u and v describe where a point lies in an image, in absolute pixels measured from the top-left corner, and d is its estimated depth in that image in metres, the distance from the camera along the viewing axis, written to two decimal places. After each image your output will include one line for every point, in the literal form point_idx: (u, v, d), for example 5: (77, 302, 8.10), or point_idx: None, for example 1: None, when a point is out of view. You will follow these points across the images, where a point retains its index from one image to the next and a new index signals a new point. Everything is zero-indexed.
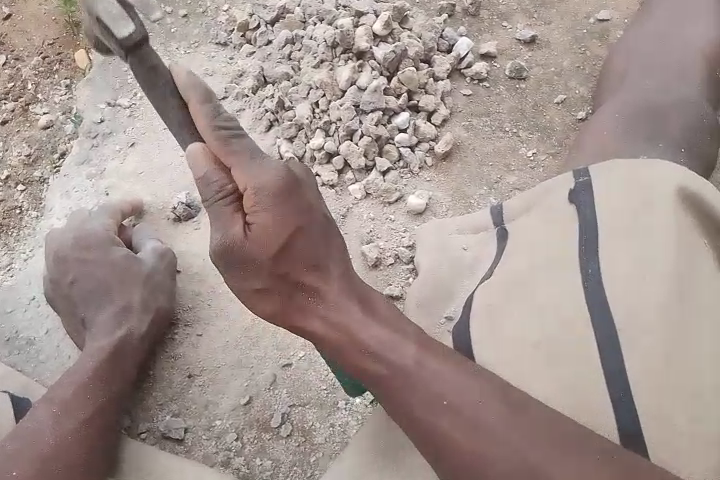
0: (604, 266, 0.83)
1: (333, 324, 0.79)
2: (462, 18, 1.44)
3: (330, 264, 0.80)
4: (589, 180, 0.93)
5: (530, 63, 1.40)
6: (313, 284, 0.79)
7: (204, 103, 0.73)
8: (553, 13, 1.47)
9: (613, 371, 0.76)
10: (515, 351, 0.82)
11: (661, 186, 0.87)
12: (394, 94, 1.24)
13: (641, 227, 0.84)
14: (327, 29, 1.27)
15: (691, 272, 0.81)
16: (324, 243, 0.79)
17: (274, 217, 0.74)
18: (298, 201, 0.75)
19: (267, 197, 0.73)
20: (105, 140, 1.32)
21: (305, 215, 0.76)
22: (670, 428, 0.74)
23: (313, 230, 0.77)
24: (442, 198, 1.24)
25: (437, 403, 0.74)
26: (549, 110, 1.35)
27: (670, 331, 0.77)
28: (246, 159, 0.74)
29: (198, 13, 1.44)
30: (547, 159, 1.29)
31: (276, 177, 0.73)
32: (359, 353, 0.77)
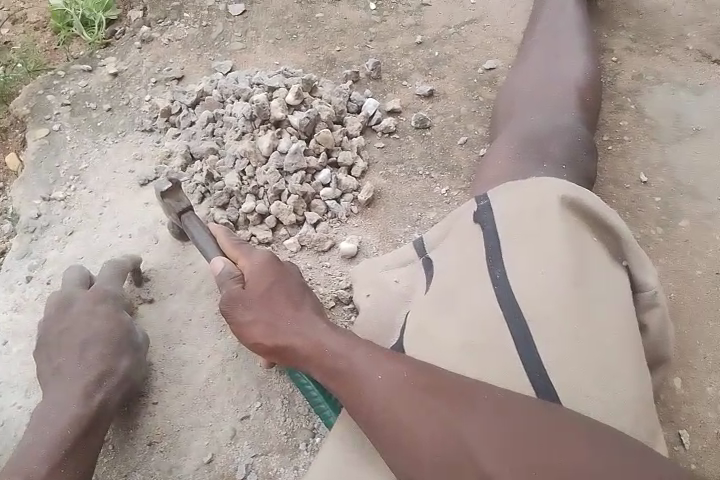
0: (508, 270, 0.96)
1: (303, 338, 1.00)
2: (366, 82, 1.62)
3: (305, 305, 1.06)
4: (488, 201, 1.06)
5: (432, 114, 1.57)
6: (290, 314, 1.03)
7: (229, 235, 1.16)
8: (446, 69, 1.67)
9: (529, 357, 0.88)
10: (448, 357, 0.93)
11: (545, 197, 1.01)
12: (314, 154, 1.36)
13: (534, 234, 0.98)
14: (245, 104, 1.39)
15: (582, 265, 0.95)
16: (301, 292, 1.08)
17: (257, 274, 1.07)
18: (278, 265, 1.09)
19: (258, 264, 1.08)
20: (43, 232, 1.37)
21: (286, 272, 1.09)
22: (585, 397, 0.85)
23: (291, 282, 1.08)
24: (371, 240, 1.34)
25: (380, 382, 0.90)
26: (455, 152, 1.50)
27: (570, 316, 0.89)
28: (247, 249, 1.13)
29: (122, 105, 1.55)
30: (460, 194, 1.43)
31: (262, 255, 1.11)
32: (321, 355, 0.97)
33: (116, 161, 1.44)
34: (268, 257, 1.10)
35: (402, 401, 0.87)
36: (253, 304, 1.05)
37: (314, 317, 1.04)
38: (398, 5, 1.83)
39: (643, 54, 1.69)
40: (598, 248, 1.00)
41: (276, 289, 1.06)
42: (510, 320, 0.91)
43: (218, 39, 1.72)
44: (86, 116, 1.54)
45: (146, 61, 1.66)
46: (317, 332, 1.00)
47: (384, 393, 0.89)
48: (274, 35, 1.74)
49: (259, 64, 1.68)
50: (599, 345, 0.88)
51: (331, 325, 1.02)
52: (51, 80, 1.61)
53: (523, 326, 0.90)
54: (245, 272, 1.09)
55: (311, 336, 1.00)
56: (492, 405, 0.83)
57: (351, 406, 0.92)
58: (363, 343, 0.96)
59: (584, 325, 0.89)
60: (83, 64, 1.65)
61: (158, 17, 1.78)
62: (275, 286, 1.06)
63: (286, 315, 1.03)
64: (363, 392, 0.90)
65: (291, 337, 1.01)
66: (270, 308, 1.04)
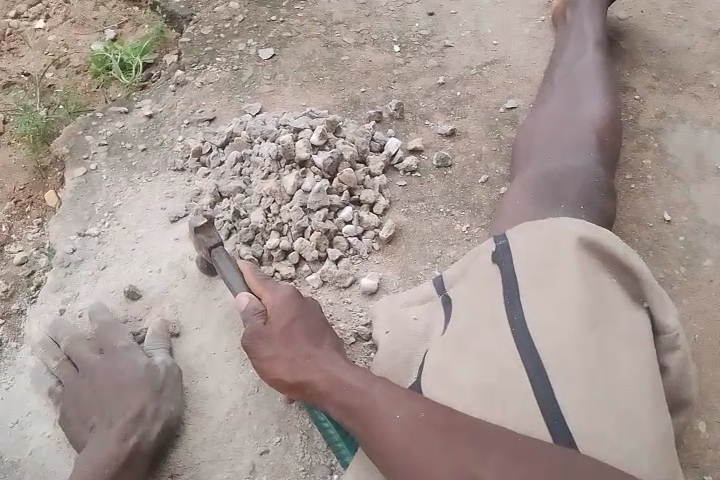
0: (525, 311, 0.98)
1: (323, 376, 1.03)
2: (390, 122, 1.67)
3: (326, 343, 1.09)
4: (507, 241, 1.09)
5: (453, 152, 1.60)
6: (312, 351, 1.07)
7: (255, 271, 1.19)
8: (467, 109, 1.71)
9: (545, 400, 0.88)
10: (464, 395, 0.94)
11: (563, 239, 1.02)
12: (337, 192, 1.40)
13: (550, 276, 1.00)
14: (271, 145, 1.44)
15: (599, 306, 0.96)
16: (321, 330, 1.11)
17: (281, 310, 1.11)
18: (303, 302, 1.13)
19: (283, 301, 1.12)
20: (77, 267, 1.42)
21: (307, 310, 1.12)
22: (602, 442, 0.85)
23: (312, 320, 1.12)
24: (391, 276, 1.37)
25: (398, 422, 0.92)
26: (476, 190, 1.52)
27: (586, 358, 0.90)
28: (272, 283, 1.16)
29: (156, 146, 1.61)
30: (480, 231, 1.45)
31: (286, 291, 1.14)
32: (340, 394, 0.99)
33: (148, 199, 1.50)
34: (291, 294, 1.13)
35: (419, 441, 0.89)
36: (275, 339, 1.08)
37: (334, 355, 1.06)
38: (421, 47, 1.89)
39: (666, 93, 1.70)
40: (615, 288, 1.01)
41: (297, 325, 1.10)
42: (528, 361, 0.92)
43: (248, 82, 1.80)
44: (121, 156, 1.60)
45: (180, 103, 1.74)
46: (336, 368, 1.03)
47: (401, 432, 0.91)
48: (301, 78, 1.82)
49: (287, 105, 1.75)
50: (615, 386, 0.89)
51: (350, 364, 1.04)
52: (90, 121, 1.69)
53: (540, 368, 0.91)
54: (269, 309, 1.12)
55: (331, 372, 1.03)
56: (508, 444, 0.84)
57: (368, 443, 0.94)
58: (380, 380, 0.99)
59: (600, 368, 0.90)
60: (120, 106, 1.73)
61: (191, 62, 1.87)
62: (295, 324, 1.10)
63: (306, 352, 1.06)
64: (380, 431, 0.93)
65: (310, 375, 1.03)
66: (291, 345, 1.07)
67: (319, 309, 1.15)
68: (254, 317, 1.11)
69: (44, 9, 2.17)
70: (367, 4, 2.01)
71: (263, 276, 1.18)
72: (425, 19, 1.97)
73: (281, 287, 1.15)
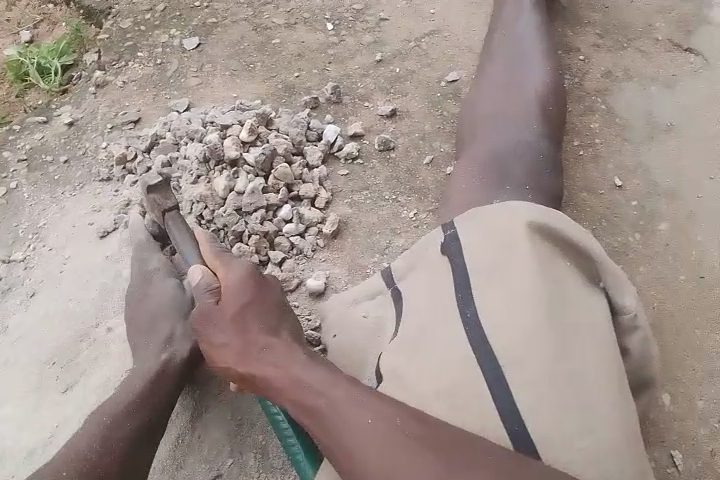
0: (478, 307, 0.92)
1: (279, 372, 0.94)
2: (327, 107, 1.58)
3: (283, 332, 1.00)
4: (455, 232, 1.04)
5: (396, 134, 1.52)
6: (268, 344, 0.98)
7: (212, 242, 1.10)
8: (408, 86, 1.64)
9: (506, 405, 0.83)
10: (425, 399, 0.89)
11: (514, 225, 0.97)
12: (274, 190, 1.32)
13: (504, 263, 0.94)
14: (197, 146, 1.34)
15: (557, 294, 0.91)
16: (279, 315, 1.03)
17: (234, 293, 1.01)
18: (260, 284, 1.04)
19: (237, 281, 1.02)
20: (5, 296, 1.32)
21: (264, 294, 1.04)
22: (567, 444, 0.81)
23: (268, 305, 1.03)
24: (339, 274, 1.30)
25: (370, 430, 0.83)
26: (421, 172, 1.45)
27: (548, 352, 0.85)
28: (228, 260, 1.06)
29: (79, 155, 1.50)
30: (428, 216, 1.39)
31: (241, 271, 1.05)
32: (299, 393, 0.90)
33: (74, 215, 1.39)
34: (247, 275, 1.04)
35: (393, 454, 0.81)
36: (226, 327, 0.99)
37: (292, 347, 0.98)
38: (356, 23, 1.80)
39: (611, 50, 1.64)
40: (570, 274, 0.96)
41: (251, 311, 1.01)
42: (482, 356, 0.87)
43: (174, 77, 1.69)
44: (43, 171, 1.49)
45: (102, 107, 1.62)
46: (295, 366, 0.94)
47: (371, 441, 0.82)
48: (231, 67, 1.71)
49: (218, 99, 1.64)
50: (577, 378, 0.85)
51: (310, 357, 0.96)
52: (7, 136, 1.58)
53: (495, 367, 0.86)
54: (221, 288, 1.03)
55: (288, 369, 0.93)
56: (491, 458, 0.78)
57: (331, 450, 0.85)
58: (346, 382, 0.90)
59: (562, 361, 0.85)
60: (39, 116, 1.61)
61: (111, 60, 1.75)
62: (249, 310, 1.01)
63: (261, 344, 0.97)
64: (343, 436, 0.84)
65: (265, 369, 0.95)
66: (243, 335, 0.98)
67: (278, 294, 1.06)
68: (205, 295, 1.02)
69: None
70: None
71: (220, 252, 1.09)
72: None
73: (236, 265, 1.06)
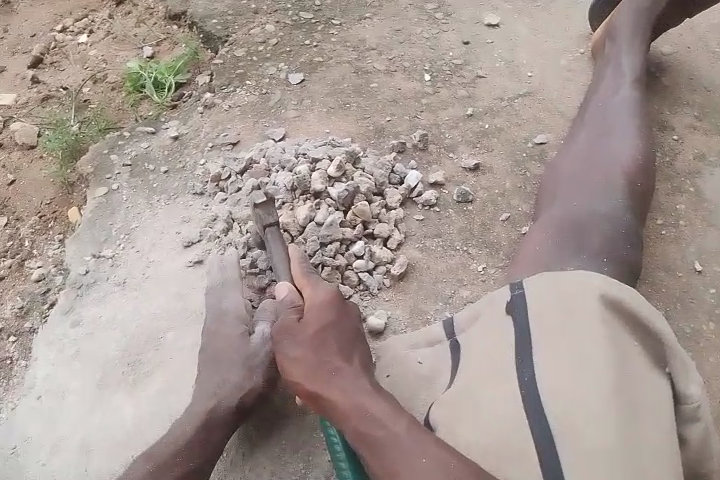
0: (539, 362, 0.93)
1: (344, 395, 0.97)
2: (413, 152, 1.63)
3: (355, 359, 1.03)
4: (523, 292, 1.04)
5: (476, 188, 1.55)
6: (338, 365, 1.01)
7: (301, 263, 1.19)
8: (494, 142, 1.67)
9: (552, 463, 0.83)
10: (478, 435, 0.90)
11: (586, 292, 0.99)
12: (350, 225, 1.38)
13: (572, 326, 0.95)
14: (287, 175, 1.43)
15: (623, 367, 0.91)
16: (354, 343, 1.06)
17: (318, 314, 1.08)
18: (342, 307, 1.10)
19: (321, 303, 1.09)
20: (88, 290, 1.42)
21: (344, 321, 1.08)
22: None
23: (348, 331, 1.07)
24: (401, 315, 1.33)
25: (422, 468, 0.85)
26: (495, 227, 1.47)
27: (607, 422, 0.84)
28: (316, 285, 1.14)
29: (178, 169, 1.62)
30: (496, 271, 1.40)
31: (324, 297, 1.11)
32: (361, 419, 0.93)
33: (164, 223, 1.50)
34: (329, 300, 1.10)
35: None
36: (300, 344, 1.05)
37: (360, 374, 1.01)
38: (452, 76, 1.86)
39: (708, 133, 1.61)
40: (629, 346, 0.95)
41: (330, 332, 1.06)
42: (534, 418, 0.87)
43: (275, 106, 1.80)
44: (143, 178, 1.60)
45: (205, 126, 1.74)
46: (363, 393, 0.97)
47: None
48: (328, 103, 1.81)
49: (311, 132, 1.74)
50: (634, 453, 0.83)
51: (374, 387, 0.99)
52: (118, 140, 1.71)
53: (547, 425, 0.86)
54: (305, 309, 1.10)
55: (353, 395, 0.96)
56: None
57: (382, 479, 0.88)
58: (405, 416, 0.92)
59: (620, 433, 0.84)
60: (147, 127, 1.75)
61: (222, 84, 1.88)
62: (329, 330, 1.06)
63: (333, 366, 1.01)
64: (395, 465, 0.87)
65: (331, 390, 0.98)
66: (319, 356, 1.02)
67: (355, 322, 1.10)
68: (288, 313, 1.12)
69: (89, 25, 2.21)
70: (401, 31, 2.00)
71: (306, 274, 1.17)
72: (459, 47, 1.95)
73: (323, 289, 1.13)
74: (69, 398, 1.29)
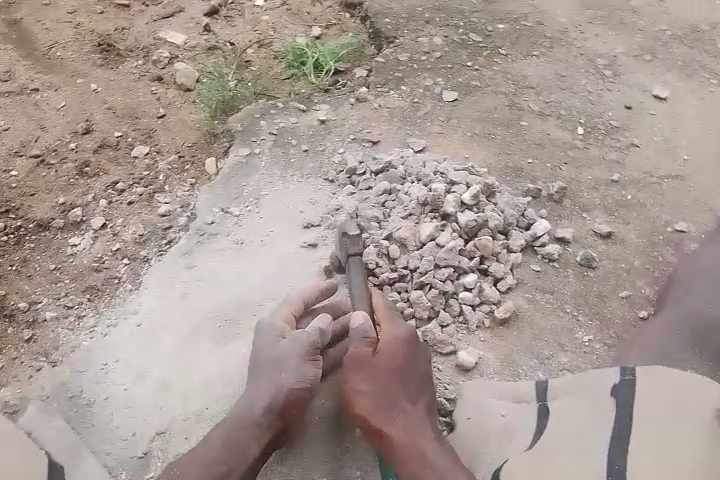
0: (630, 453, 0.95)
1: (408, 437, 1.05)
2: (546, 202, 1.60)
3: (418, 403, 1.11)
4: (632, 381, 1.09)
5: (602, 256, 1.50)
6: (404, 406, 1.08)
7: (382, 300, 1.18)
8: (632, 216, 1.61)
9: None
10: None
11: (699, 405, 0.99)
12: (468, 255, 1.36)
13: (673, 431, 0.97)
14: (422, 189, 1.44)
15: None
16: (420, 384, 1.13)
17: (392, 350, 1.11)
18: (414, 345, 1.14)
19: (396, 340, 1.12)
20: (209, 239, 1.49)
21: (416, 362, 1.13)
22: None
23: (416, 371, 1.13)
24: (492, 359, 1.30)
25: None
26: (613, 303, 1.41)
27: None
28: (393, 321, 1.15)
29: (317, 151, 1.67)
30: (602, 347, 1.34)
31: (402, 333, 1.14)
32: (423, 466, 1.02)
33: (292, 198, 1.55)
34: (407, 338, 1.13)
35: None
36: (370, 376, 1.09)
37: (423, 419, 1.09)
38: (606, 137, 1.81)
39: None
40: None
41: (400, 370, 1.11)
42: None
43: (422, 118, 1.81)
44: (284, 150, 1.67)
45: (352, 118, 1.79)
46: (424, 441, 1.05)
47: None
48: (473, 129, 1.80)
49: (450, 152, 1.74)
50: None
51: (434, 434, 1.07)
52: (270, 108, 1.79)
53: None
54: (380, 340, 1.12)
55: (417, 440, 1.05)
56: None
57: None
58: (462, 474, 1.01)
59: None
60: (300, 104, 1.81)
61: (378, 82, 1.92)
62: (400, 368, 1.11)
63: (399, 406, 1.08)
64: None
65: (395, 430, 1.05)
66: (389, 394, 1.09)
67: (424, 360, 1.15)
68: (365, 340, 1.09)
69: None
70: (565, 78, 1.96)
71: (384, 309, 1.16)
72: (619, 109, 1.88)
73: (400, 325, 1.15)
74: (165, 334, 1.36)
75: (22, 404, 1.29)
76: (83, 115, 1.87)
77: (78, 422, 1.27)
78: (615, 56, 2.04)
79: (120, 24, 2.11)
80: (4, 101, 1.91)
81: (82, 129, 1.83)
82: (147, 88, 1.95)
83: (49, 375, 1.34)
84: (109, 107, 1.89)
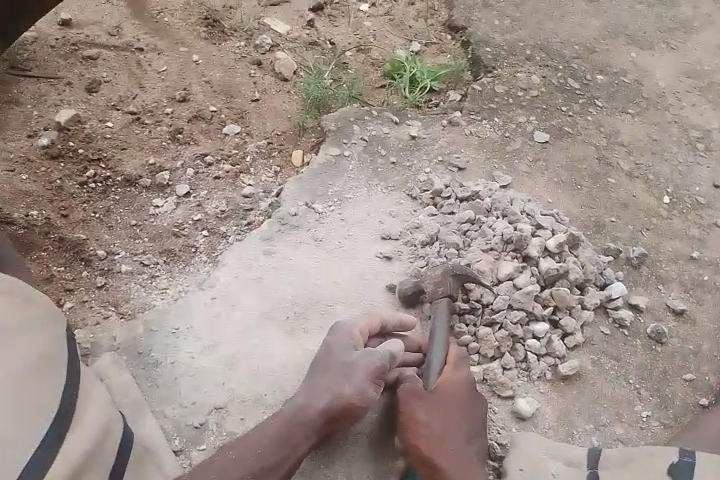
0: None
1: (459, 474, 1.12)
2: (623, 264, 1.59)
3: (473, 445, 1.17)
4: (691, 462, 1.04)
5: (671, 332, 1.49)
6: (459, 444, 1.16)
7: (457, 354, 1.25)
8: (708, 297, 1.58)
9: None
10: None
11: None
12: (542, 303, 1.35)
13: None
14: (507, 226, 1.43)
15: None
16: (477, 427, 1.19)
17: (455, 391, 1.19)
18: (474, 389, 1.21)
19: (459, 382, 1.20)
20: (290, 231, 1.51)
21: (475, 408, 1.20)
22: None
23: (474, 417, 1.19)
24: (548, 414, 1.30)
25: None
26: (675, 383, 1.41)
27: None
28: (461, 370, 1.22)
29: (404, 165, 1.68)
30: (659, 427, 1.34)
31: (465, 376, 1.22)
32: None
33: (375, 207, 1.56)
34: (470, 382, 1.21)
35: None
36: (431, 410, 1.17)
37: (475, 462, 1.15)
38: (691, 211, 1.78)
39: None
40: None
41: (461, 409, 1.18)
42: None
43: (510, 153, 1.80)
44: (372, 158, 1.68)
45: (443, 139, 1.79)
46: None
47: None
48: (559, 175, 1.78)
49: (533, 193, 1.72)
50: None
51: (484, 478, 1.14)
52: (364, 114, 1.79)
53: None
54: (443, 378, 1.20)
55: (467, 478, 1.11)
56: None
57: None
58: None
59: None
60: (393, 115, 1.82)
61: (471, 109, 1.90)
62: (460, 408, 1.18)
63: (454, 443, 1.15)
64: None
65: (448, 464, 1.12)
66: (445, 429, 1.16)
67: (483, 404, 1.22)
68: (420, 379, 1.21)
69: None
70: (657, 141, 1.93)
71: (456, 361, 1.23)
72: (708, 185, 1.85)
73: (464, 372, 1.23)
74: (237, 313, 1.39)
75: (93, 348, 1.35)
76: (182, 83, 1.91)
77: (143, 379, 1.31)
78: (710, 130, 2.00)
79: (229, 2, 2.15)
80: (109, 54, 1.95)
81: (179, 96, 1.86)
82: (245, 70, 1.98)
83: (120, 327, 1.38)
84: (207, 81, 1.93)
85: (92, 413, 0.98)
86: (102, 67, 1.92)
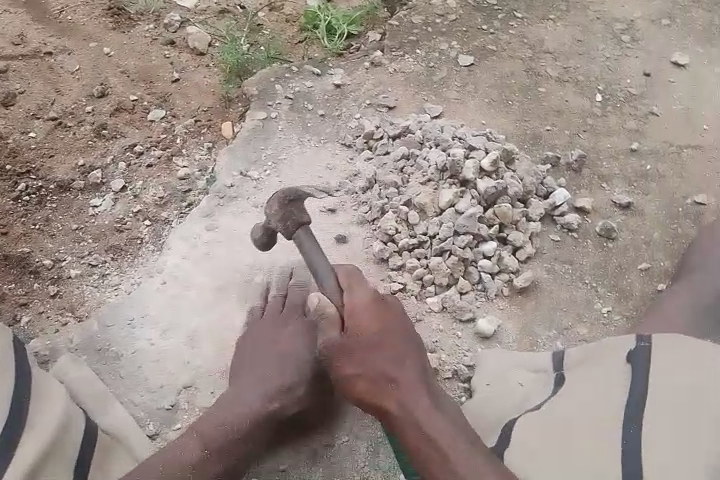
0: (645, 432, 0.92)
1: (400, 406, 1.01)
2: (565, 171, 1.59)
3: (408, 368, 1.05)
4: (648, 345, 1.03)
5: (621, 226, 1.51)
6: (390, 372, 1.04)
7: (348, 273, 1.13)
8: (653, 187, 1.60)
9: None
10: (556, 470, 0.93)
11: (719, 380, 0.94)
12: (487, 223, 1.36)
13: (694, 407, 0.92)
14: (440, 154, 1.42)
15: None
16: (409, 348, 1.08)
17: (364, 319, 1.07)
18: (387, 307, 1.09)
19: (364, 305, 1.08)
20: (229, 202, 1.49)
21: (398, 330, 1.08)
22: None
23: (400, 339, 1.08)
24: (510, 330, 1.33)
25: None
26: (631, 275, 1.43)
27: None
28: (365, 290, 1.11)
29: (333, 115, 1.65)
30: (621, 319, 1.37)
31: (372, 299, 1.10)
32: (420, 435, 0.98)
33: (310, 163, 1.54)
34: (372, 299, 1.09)
35: None
36: (355, 355, 1.05)
37: (419, 388, 1.03)
38: (626, 105, 1.78)
39: None
40: None
41: (378, 335, 1.06)
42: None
43: (439, 83, 1.78)
44: (300, 115, 1.65)
45: (369, 82, 1.76)
46: (418, 409, 1.00)
47: None
48: (490, 95, 1.77)
49: (467, 118, 1.71)
50: None
51: (431, 399, 1.02)
52: (284, 72, 1.75)
53: None
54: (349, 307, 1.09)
55: (409, 409, 1.00)
56: None
57: None
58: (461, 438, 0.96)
59: None
60: (315, 67, 1.78)
61: (393, 46, 1.86)
62: (378, 335, 1.07)
63: (385, 374, 1.04)
64: None
65: (385, 403, 1.02)
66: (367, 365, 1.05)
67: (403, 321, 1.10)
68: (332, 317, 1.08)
69: None
70: (582, 42, 1.92)
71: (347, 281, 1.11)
72: (638, 76, 1.85)
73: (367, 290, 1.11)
74: (190, 293, 1.37)
75: (52, 355, 1.34)
76: (98, 78, 1.84)
77: (107, 374, 1.30)
78: (633, 21, 1.98)
79: None
80: (19, 64, 1.86)
81: (97, 91, 1.80)
82: (159, 52, 1.91)
83: (75, 330, 1.36)
84: (123, 71, 1.86)
85: (49, 411, 1.01)
86: (14, 78, 1.84)
